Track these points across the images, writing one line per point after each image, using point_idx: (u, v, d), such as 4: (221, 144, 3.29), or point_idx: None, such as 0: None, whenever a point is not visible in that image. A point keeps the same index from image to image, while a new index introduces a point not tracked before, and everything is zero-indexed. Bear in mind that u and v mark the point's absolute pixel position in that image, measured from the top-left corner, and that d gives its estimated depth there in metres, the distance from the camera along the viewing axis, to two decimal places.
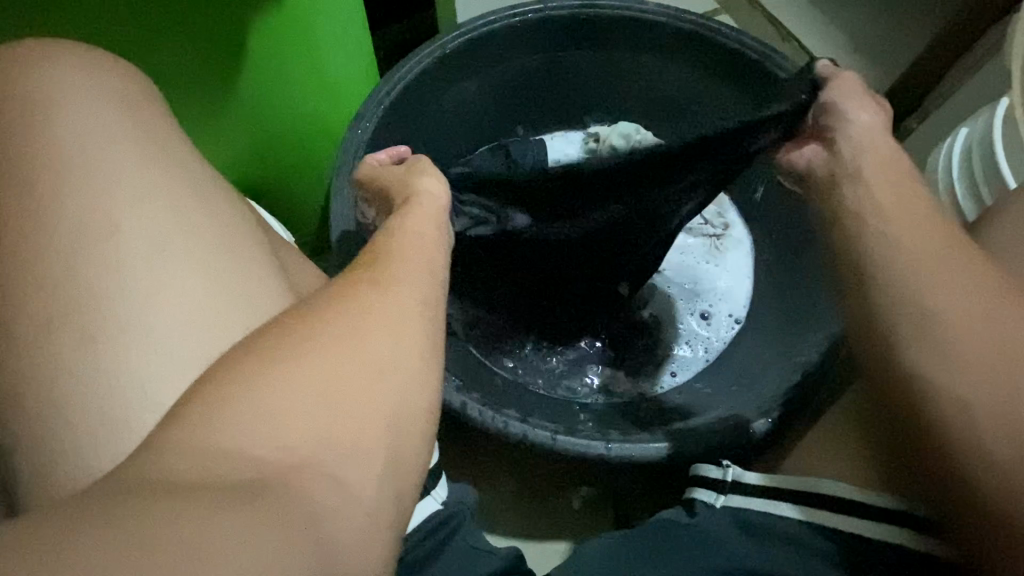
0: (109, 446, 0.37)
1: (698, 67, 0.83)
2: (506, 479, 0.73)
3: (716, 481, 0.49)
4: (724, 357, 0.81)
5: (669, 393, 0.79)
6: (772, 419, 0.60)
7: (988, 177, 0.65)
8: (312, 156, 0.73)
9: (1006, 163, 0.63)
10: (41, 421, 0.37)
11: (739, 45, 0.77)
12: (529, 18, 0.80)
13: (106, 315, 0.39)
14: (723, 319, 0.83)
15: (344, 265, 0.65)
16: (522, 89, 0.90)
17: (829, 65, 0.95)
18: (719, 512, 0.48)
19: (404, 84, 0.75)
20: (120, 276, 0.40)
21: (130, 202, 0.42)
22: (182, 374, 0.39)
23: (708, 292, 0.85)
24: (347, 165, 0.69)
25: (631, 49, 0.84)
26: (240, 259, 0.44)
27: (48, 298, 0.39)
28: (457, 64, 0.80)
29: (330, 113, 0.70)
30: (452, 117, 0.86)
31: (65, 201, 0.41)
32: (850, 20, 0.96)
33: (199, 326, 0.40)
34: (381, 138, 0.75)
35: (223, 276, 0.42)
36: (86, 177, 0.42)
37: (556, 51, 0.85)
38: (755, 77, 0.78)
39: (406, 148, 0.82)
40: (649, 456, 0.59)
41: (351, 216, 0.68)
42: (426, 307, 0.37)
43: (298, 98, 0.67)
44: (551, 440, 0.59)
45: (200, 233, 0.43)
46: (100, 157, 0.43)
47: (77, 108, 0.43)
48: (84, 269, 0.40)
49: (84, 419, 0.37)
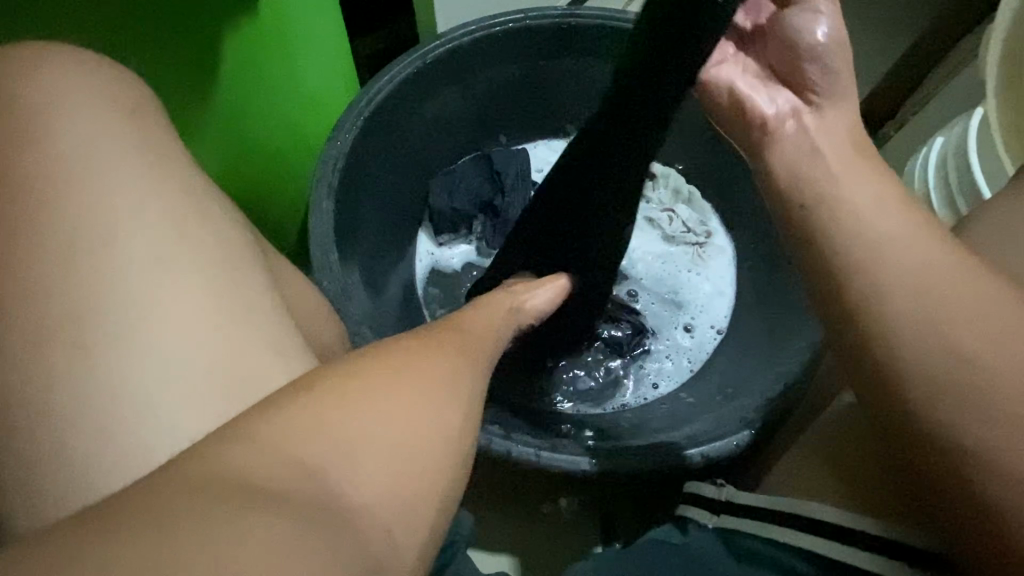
0: (84, 477, 0.35)
1: None
2: (498, 494, 0.72)
3: (710, 499, 0.50)
4: (705, 367, 0.81)
5: (652, 404, 0.79)
6: (755, 430, 0.60)
7: (964, 186, 0.66)
8: (291, 165, 0.71)
9: (982, 174, 0.65)
10: (32, 450, 0.34)
11: None
12: (509, 27, 0.79)
13: (83, 338, 0.37)
14: (705, 330, 0.84)
15: (324, 279, 0.64)
16: (504, 98, 0.89)
17: None
18: (710, 533, 0.48)
19: (383, 95, 0.74)
20: (96, 297, 0.38)
21: (104, 218, 0.40)
22: (164, 399, 0.37)
23: (690, 302, 0.86)
24: (327, 176, 0.68)
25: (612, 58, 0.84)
26: (224, 276, 0.42)
27: (19, 322, 0.37)
28: (437, 74, 0.79)
29: (309, 121, 0.69)
30: (433, 128, 0.86)
31: (35, 217, 0.39)
32: None
33: (182, 347, 0.38)
34: (360, 149, 0.74)
35: (207, 295, 0.40)
36: (57, 192, 0.40)
37: (538, 60, 0.85)
38: None
39: (386, 159, 0.81)
40: (633, 470, 0.58)
41: (330, 230, 0.66)
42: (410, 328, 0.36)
43: (278, 106, 0.65)
44: (536, 456, 0.58)
45: (180, 249, 0.41)
46: (71, 170, 0.41)
47: (48, 124, 0.41)
48: (56, 290, 0.38)
49: (56, 453, 0.35)
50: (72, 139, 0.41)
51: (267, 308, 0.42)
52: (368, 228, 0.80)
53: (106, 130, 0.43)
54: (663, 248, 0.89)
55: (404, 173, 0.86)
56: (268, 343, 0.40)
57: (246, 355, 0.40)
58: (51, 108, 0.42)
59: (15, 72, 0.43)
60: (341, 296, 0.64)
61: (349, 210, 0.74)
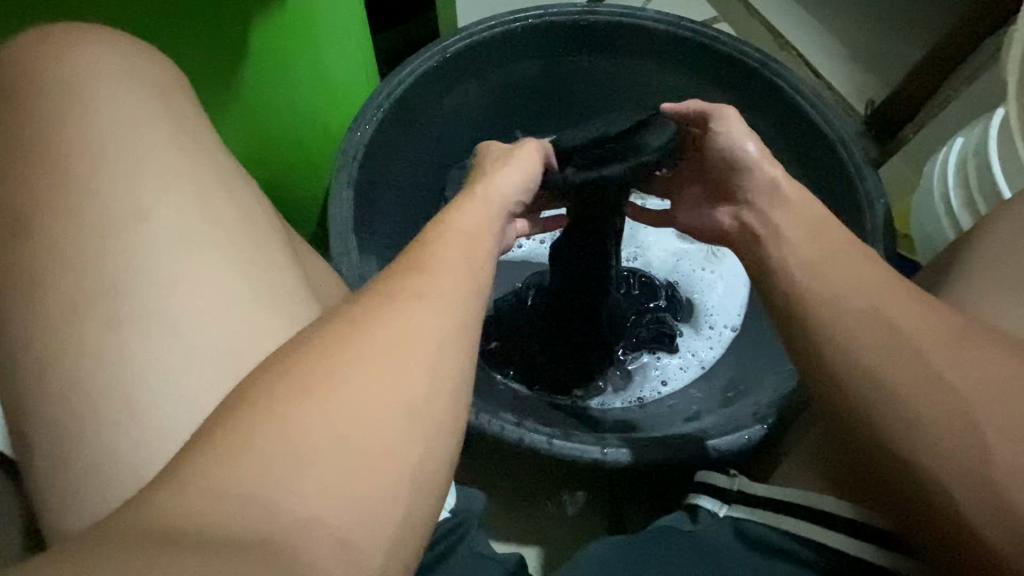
0: (115, 443, 0.35)
1: (696, 74, 0.83)
2: (505, 483, 0.73)
3: (722, 488, 0.50)
4: (718, 366, 0.81)
5: (665, 400, 0.79)
6: (767, 425, 0.59)
7: (984, 187, 0.66)
8: (313, 153, 0.72)
9: (1002, 174, 0.64)
10: (69, 418, 0.35)
11: (737, 52, 0.78)
12: (530, 22, 0.81)
13: (115, 312, 0.37)
14: (720, 329, 0.84)
15: (343, 266, 0.65)
16: (521, 95, 0.90)
17: (826, 71, 0.97)
18: (722, 521, 0.47)
19: (405, 87, 0.75)
20: (126, 275, 0.38)
21: (133, 201, 0.40)
22: (186, 370, 0.37)
23: (706, 303, 0.86)
24: (348, 166, 0.69)
25: (631, 56, 0.85)
26: (241, 256, 0.41)
27: (56, 299, 0.37)
28: (459, 68, 0.80)
29: (331, 113, 0.70)
30: (454, 121, 0.87)
31: (71, 196, 0.39)
32: (846, 32, 0.97)
33: (201, 324, 0.38)
34: (381, 141, 0.75)
35: (227, 271, 0.40)
36: (85, 173, 0.40)
37: (556, 55, 0.86)
38: (755, 84, 0.79)
39: (404, 150, 0.81)
40: (646, 461, 0.59)
41: (350, 217, 0.68)
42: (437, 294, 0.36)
43: (300, 98, 0.66)
44: (547, 444, 0.59)
45: (204, 229, 0.41)
46: (100, 152, 0.41)
47: (80, 103, 0.42)
48: (90, 269, 0.38)
49: (90, 419, 0.35)
50: (106, 121, 0.42)
51: (289, 286, 0.42)
52: (387, 219, 0.82)
53: (140, 111, 0.43)
54: (678, 246, 0.90)
55: (425, 168, 0.88)
56: (291, 317, 0.40)
57: (276, 325, 0.39)
58: (86, 89, 0.43)
59: (54, 55, 0.44)
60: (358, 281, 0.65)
61: (368, 199, 0.75)
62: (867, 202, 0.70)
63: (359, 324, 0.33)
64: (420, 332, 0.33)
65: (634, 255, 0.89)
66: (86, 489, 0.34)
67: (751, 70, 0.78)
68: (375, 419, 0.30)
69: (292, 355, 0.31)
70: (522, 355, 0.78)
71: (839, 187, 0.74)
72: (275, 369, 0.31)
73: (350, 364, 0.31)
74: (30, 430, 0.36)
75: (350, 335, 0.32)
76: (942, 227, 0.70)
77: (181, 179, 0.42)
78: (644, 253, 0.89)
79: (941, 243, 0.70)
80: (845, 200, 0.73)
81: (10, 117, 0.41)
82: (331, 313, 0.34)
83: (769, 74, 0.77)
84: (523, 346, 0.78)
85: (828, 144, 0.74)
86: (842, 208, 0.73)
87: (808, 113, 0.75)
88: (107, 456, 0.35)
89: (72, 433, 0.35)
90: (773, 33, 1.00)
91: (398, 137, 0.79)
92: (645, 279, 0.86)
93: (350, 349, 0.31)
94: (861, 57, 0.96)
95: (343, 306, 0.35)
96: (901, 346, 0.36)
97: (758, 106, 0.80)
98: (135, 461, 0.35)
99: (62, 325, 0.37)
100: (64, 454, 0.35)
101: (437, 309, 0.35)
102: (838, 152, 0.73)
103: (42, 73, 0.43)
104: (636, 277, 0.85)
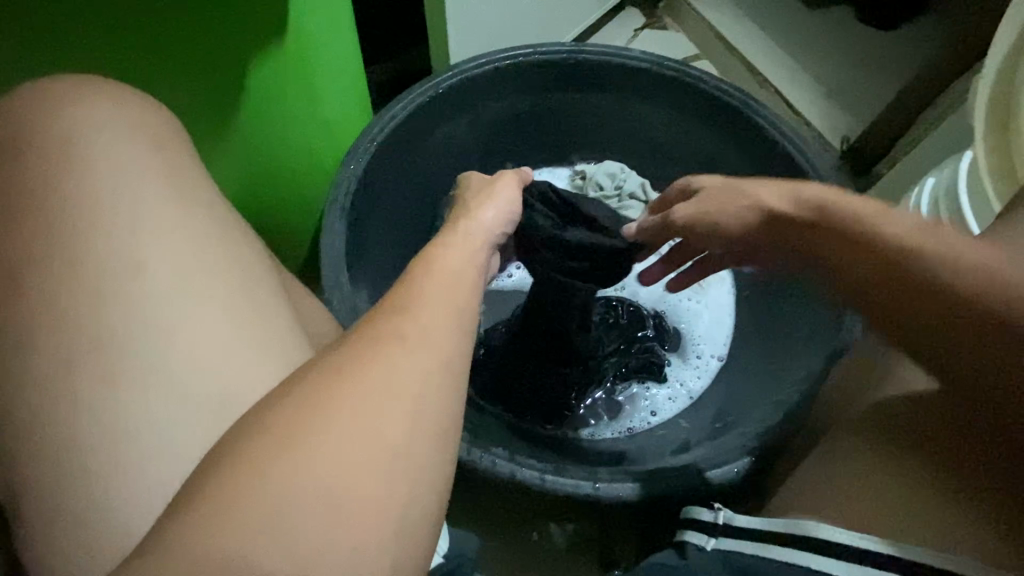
0: (113, 491, 0.35)
1: (680, 111, 0.86)
2: (495, 519, 0.73)
3: (705, 522, 0.47)
4: (706, 397, 0.83)
5: (653, 431, 0.80)
6: (754, 458, 0.60)
7: (953, 224, 0.69)
8: (305, 188, 0.73)
9: (969, 210, 0.67)
10: (66, 466, 0.35)
11: (719, 92, 0.81)
12: (521, 61, 0.83)
13: (113, 360, 0.38)
14: (706, 360, 0.86)
15: (334, 299, 0.65)
16: (511, 129, 0.92)
17: (803, 107, 1.01)
18: (709, 554, 0.45)
19: (397, 123, 0.77)
20: (126, 320, 0.39)
21: (135, 247, 0.41)
22: (184, 416, 0.37)
23: (693, 334, 0.88)
24: (340, 201, 0.70)
25: (618, 93, 0.88)
26: (243, 299, 0.42)
27: (55, 346, 0.38)
28: (451, 104, 0.82)
29: (323, 148, 0.71)
30: (445, 156, 0.89)
31: (73, 241, 0.40)
32: (820, 73, 1.02)
33: (199, 369, 0.38)
34: (373, 175, 0.76)
35: (226, 315, 0.40)
36: (88, 219, 0.41)
37: (545, 92, 0.88)
38: (736, 122, 0.82)
39: (395, 182, 0.82)
40: (637, 496, 0.59)
41: (341, 251, 0.68)
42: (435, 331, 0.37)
43: (294, 135, 0.67)
44: (539, 479, 0.59)
45: (204, 274, 0.41)
46: (102, 198, 0.42)
47: (82, 147, 0.43)
48: (89, 316, 0.38)
49: (88, 466, 0.35)
50: (106, 166, 0.43)
51: (286, 327, 0.43)
52: (378, 250, 0.82)
53: (140, 156, 0.44)
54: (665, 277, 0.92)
55: (416, 201, 0.89)
56: (289, 359, 0.41)
57: (271, 366, 0.40)
58: (89, 133, 0.44)
59: (51, 103, 0.44)
60: (349, 315, 0.65)
61: (360, 232, 0.76)
62: None
63: (358, 365, 0.33)
64: (421, 369, 0.34)
65: (621, 285, 0.91)
66: (81, 539, 0.34)
67: (732, 109, 0.81)
68: (375, 464, 0.30)
69: (291, 398, 0.32)
70: (510, 383, 0.79)
71: None
72: (272, 418, 0.31)
73: (349, 412, 0.31)
74: (19, 483, 0.36)
75: (350, 374, 0.33)
76: None
77: (182, 223, 0.43)
78: (631, 284, 0.91)
79: None
80: None
81: (12, 161, 0.42)
82: (331, 355, 0.35)
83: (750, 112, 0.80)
84: (513, 377, 0.79)
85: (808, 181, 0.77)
86: None
87: (787, 150, 0.78)
88: (100, 508, 0.35)
89: (69, 483, 0.35)
90: (751, 70, 1.05)
91: (390, 171, 0.80)
92: (634, 308, 0.87)
93: (347, 392, 0.32)
94: (835, 96, 1.00)
95: (344, 347, 0.35)
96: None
97: (739, 142, 0.83)
98: (132, 508, 0.35)
99: (61, 372, 0.37)
100: (56, 504, 0.35)
101: (440, 347, 0.36)
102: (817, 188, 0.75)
103: (46, 118, 0.44)
104: (625, 306, 0.86)
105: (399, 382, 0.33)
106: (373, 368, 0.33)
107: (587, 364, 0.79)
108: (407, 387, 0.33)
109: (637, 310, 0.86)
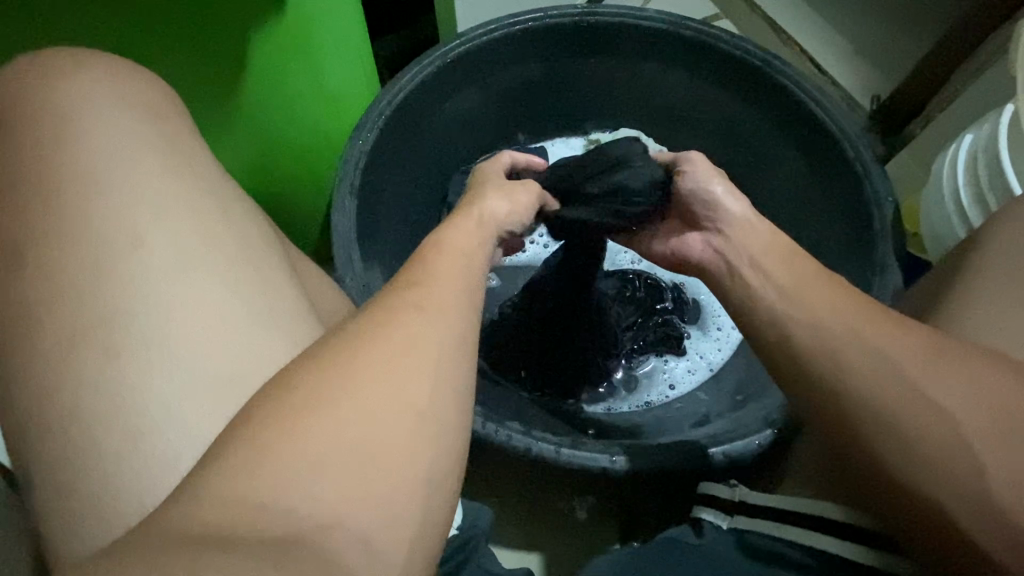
0: (121, 469, 0.35)
1: (698, 73, 0.82)
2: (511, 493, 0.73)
3: (724, 499, 0.49)
4: (727, 369, 0.81)
5: (672, 404, 0.79)
6: (776, 430, 0.58)
7: (994, 185, 0.65)
8: (314, 164, 0.72)
9: (1012, 171, 0.63)
10: (74, 444, 0.35)
11: (739, 50, 0.77)
12: (530, 26, 0.80)
13: (118, 338, 0.37)
14: (726, 332, 0.84)
15: (345, 277, 0.64)
16: (522, 98, 0.89)
17: (831, 66, 0.95)
18: (725, 533, 0.46)
19: (404, 94, 0.75)
20: (129, 298, 0.38)
21: (136, 223, 0.40)
22: (189, 393, 0.37)
23: (712, 305, 0.85)
24: (349, 176, 0.69)
25: (633, 56, 0.84)
26: (247, 275, 0.41)
27: (61, 325, 0.37)
28: (458, 73, 0.80)
29: (330, 122, 0.70)
30: (455, 127, 0.86)
31: (73, 220, 0.40)
32: (849, 29, 0.96)
33: (202, 346, 0.38)
34: (382, 149, 0.74)
35: (230, 291, 0.40)
36: (88, 197, 0.40)
37: (556, 57, 0.85)
38: (759, 82, 0.78)
39: (404, 156, 0.81)
40: (656, 470, 0.58)
41: (352, 227, 0.67)
42: (438, 305, 0.35)
43: (300, 108, 0.66)
44: (555, 453, 0.59)
45: (207, 251, 0.41)
46: (101, 175, 0.41)
47: (80, 125, 0.42)
48: (93, 294, 0.38)
49: (96, 443, 0.35)
50: (104, 143, 0.42)
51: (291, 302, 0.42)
52: (390, 227, 0.81)
53: (138, 133, 0.43)
54: None
55: (427, 175, 0.88)
56: (292, 335, 0.40)
57: (275, 343, 0.39)
58: (86, 111, 0.43)
59: (48, 80, 0.44)
60: (362, 292, 0.64)
61: (371, 209, 0.75)
62: (875, 201, 0.68)
63: (359, 341, 0.32)
64: (424, 345, 0.33)
65: (637, 258, 0.88)
66: (93, 516, 0.34)
67: (755, 68, 0.77)
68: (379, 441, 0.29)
69: (293, 375, 0.31)
70: (524, 359, 0.77)
71: (847, 185, 0.72)
72: (271, 398, 0.30)
73: (351, 389, 0.30)
74: (32, 461, 0.36)
75: (351, 351, 0.32)
76: (952, 229, 0.69)
77: (183, 200, 0.42)
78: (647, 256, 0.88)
79: (950, 244, 0.70)
80: (852, 198, 0.72)
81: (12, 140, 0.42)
82: (332, 332, 0.34)
83: (774, 71, 0.75)
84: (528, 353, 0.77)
85: (835, 143, 0.73)
86: (850, 206, 0.72)
87: (813, 111, 0.74)
88: (110, 487, 0.35)
89: (78, 460, 0.35)
90: (775, 28, 0.99)
91: (399, 145, 0.78)
92: (651, 280, 0.84)
93: (350, 369, 0.31)
94: (866, 52, 0.95)
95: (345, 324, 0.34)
96: (898, 359, 0.36)
97: (762, 103, 0.79)
98: (140, 485, 0.35)
99: (67, 351, 0.37)
100: (68, 482, 0.35)
101: (445, 321, 0.34)
102: (845, 148, 0.72)
103: (43, 96, 0.43)
104: (642, 278, 0.84)
105: (400, 359, 0.32)
106: (374, 344, 0.32)
107: (604, 339, 0.77)
108: (411, 362, 0.32)
109: (655, 282, 0.84)
